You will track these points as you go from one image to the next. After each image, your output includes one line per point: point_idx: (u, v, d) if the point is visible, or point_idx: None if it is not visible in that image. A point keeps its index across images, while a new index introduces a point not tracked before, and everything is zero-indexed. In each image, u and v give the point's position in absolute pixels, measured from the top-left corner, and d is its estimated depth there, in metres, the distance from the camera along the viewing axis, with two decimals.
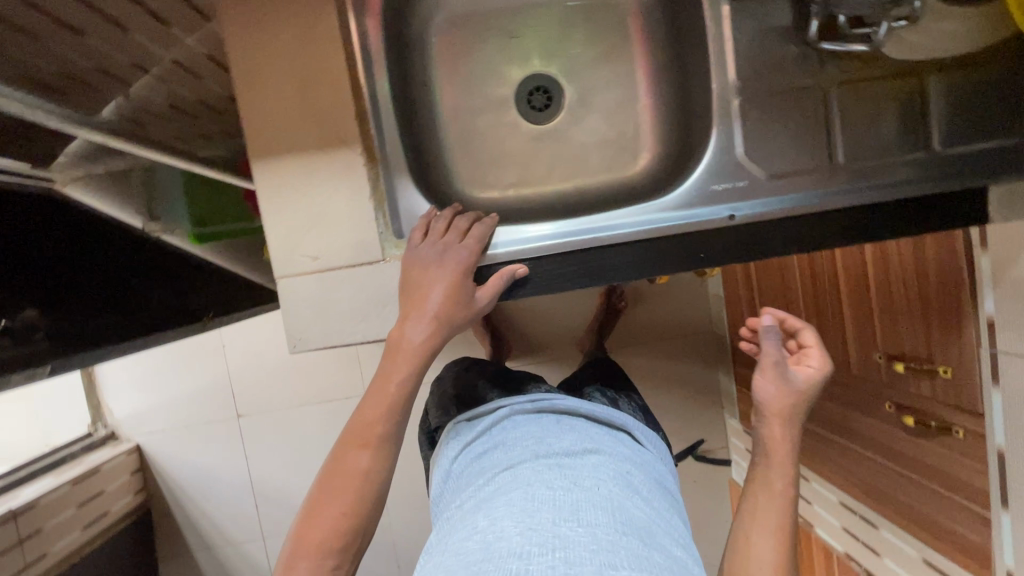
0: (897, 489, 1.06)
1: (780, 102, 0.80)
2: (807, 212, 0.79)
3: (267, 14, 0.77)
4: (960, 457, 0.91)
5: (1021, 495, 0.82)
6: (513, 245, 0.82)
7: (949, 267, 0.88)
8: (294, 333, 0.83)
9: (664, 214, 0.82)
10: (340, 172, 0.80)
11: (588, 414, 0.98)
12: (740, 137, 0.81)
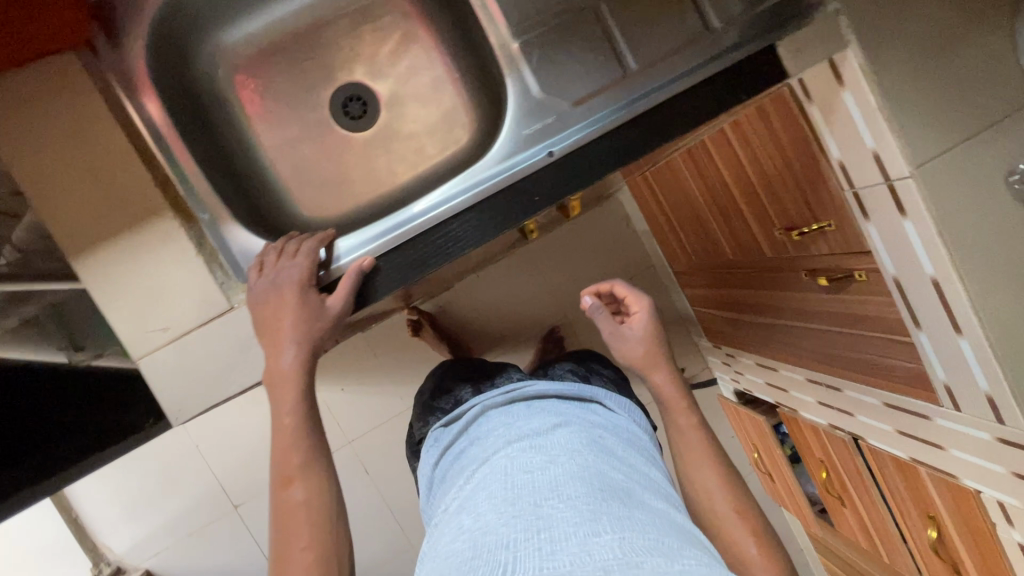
0: (861, 346, 1.27)
1: (559, 32, 1.04)
2: (615, 123, 1.00)
3: (59, 144, 1.01)
4: (875, 296, 1.14)
5: (923, 313, 1.03)
6: (351, 252, 1.06)
7: (793, 133, 1.12)
8: (172, 407, 1.07)
9: (483, 168, 1.04)
10: (165, 249, 1.04)
11: (558, 395, 1.43)
12: (534, 77, 1.07)
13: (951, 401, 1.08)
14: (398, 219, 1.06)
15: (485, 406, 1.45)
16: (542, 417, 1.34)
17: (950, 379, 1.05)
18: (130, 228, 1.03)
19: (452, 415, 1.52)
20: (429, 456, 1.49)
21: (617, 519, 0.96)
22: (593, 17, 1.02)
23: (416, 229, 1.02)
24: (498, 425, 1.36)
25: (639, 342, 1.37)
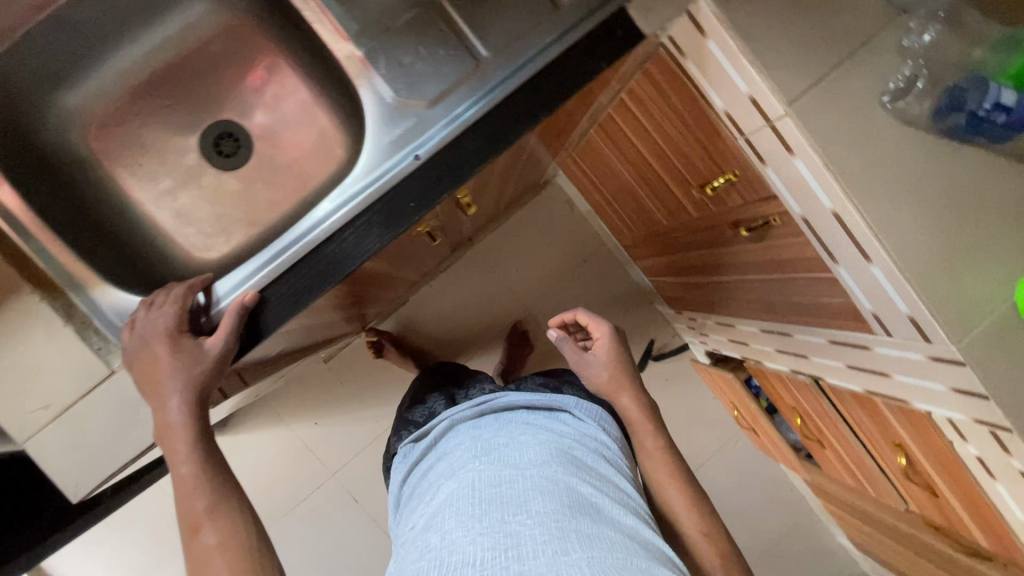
0: (885, 515, 1.22)
1: (749, 26, 0.63)
2: (903, 218, 0.65)
3: None
4: (906, 488, 1.03)
5: (901, 492, 1.05)
6: (229, 284, 0.60)
7: (755, 251, 0.91)
8: (69, 483, 0.67)
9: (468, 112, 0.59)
10: (19, 326, 0.66)
11: (526, 405, 0.91)
12: (732, 63, 0.65)
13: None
14: (281, 240, 0.60)
15: (455, 419, 0.92)
16: (508, 429, 0.84)
17: None
18: None
19: (422, 429, 0.97)
20: (396, 471, 0.93)
21: (608, 553, 0.62)
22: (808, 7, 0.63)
23: (294, 258, 0.59)
24: (472, 434, 0.86)
25: (736, 398, 1.42)
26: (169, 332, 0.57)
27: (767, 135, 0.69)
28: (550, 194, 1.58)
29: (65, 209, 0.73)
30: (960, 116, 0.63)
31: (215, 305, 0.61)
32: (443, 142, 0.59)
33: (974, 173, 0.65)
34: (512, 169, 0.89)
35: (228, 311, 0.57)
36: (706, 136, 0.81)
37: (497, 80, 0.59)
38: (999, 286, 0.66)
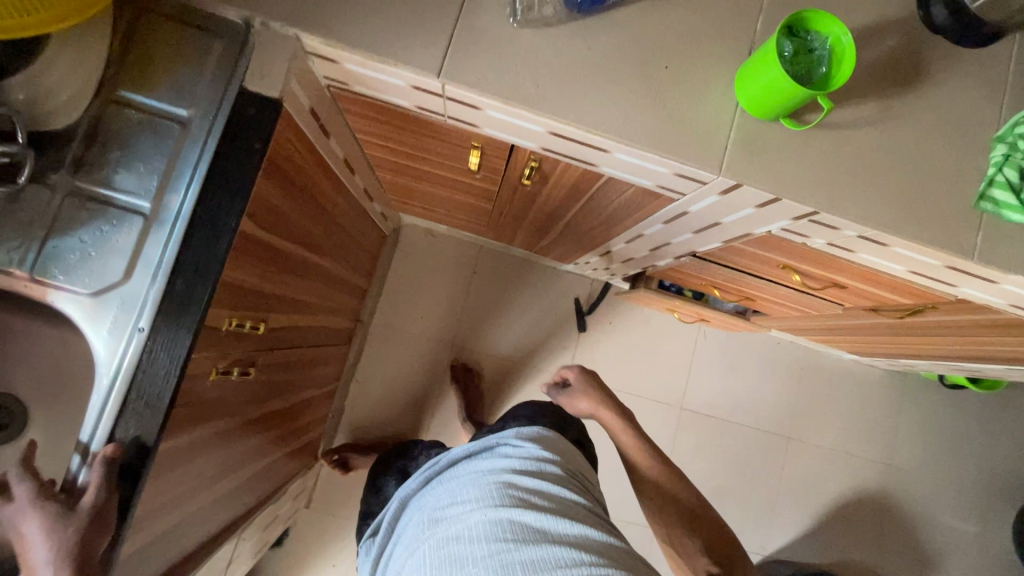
0: (841, 319, 1.21)
1: (361, 40, 0.63)
2: (602, 106, 0.66)
3: None
4: (825, 290, 1.03)
5: (827, 294, 1.05)
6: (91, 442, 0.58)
7: (551, 187, 0.91)
8: None
9: (166, 264, 0.59)
10: None
11: (470, 451, 0.78)
12: (378, 72, 0.67)
13: (939, 285, 0.84)
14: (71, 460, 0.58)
15: (403, 498, 0.79)
16: (450, 487, 0.71)
17: (1002, 304, 0.83)
18: None
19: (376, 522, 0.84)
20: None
21: None
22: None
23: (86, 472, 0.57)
24: (419, 505, 0.74)
25: (666, 302, 1.42)
26: (42, 522, 0.53)
27: (453, 106, 0.70)
28: (406, 236, 1.59)
29: None
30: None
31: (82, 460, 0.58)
32: (157, 301, 0.59)
33: (630, 32, 0.67)
34: (297, 261, 0.89)
35: (96, 472, 0.56)
36: (430, 131, 0.82)
37: (173, 220, 0.60)
38: (718, 108, 0.68)
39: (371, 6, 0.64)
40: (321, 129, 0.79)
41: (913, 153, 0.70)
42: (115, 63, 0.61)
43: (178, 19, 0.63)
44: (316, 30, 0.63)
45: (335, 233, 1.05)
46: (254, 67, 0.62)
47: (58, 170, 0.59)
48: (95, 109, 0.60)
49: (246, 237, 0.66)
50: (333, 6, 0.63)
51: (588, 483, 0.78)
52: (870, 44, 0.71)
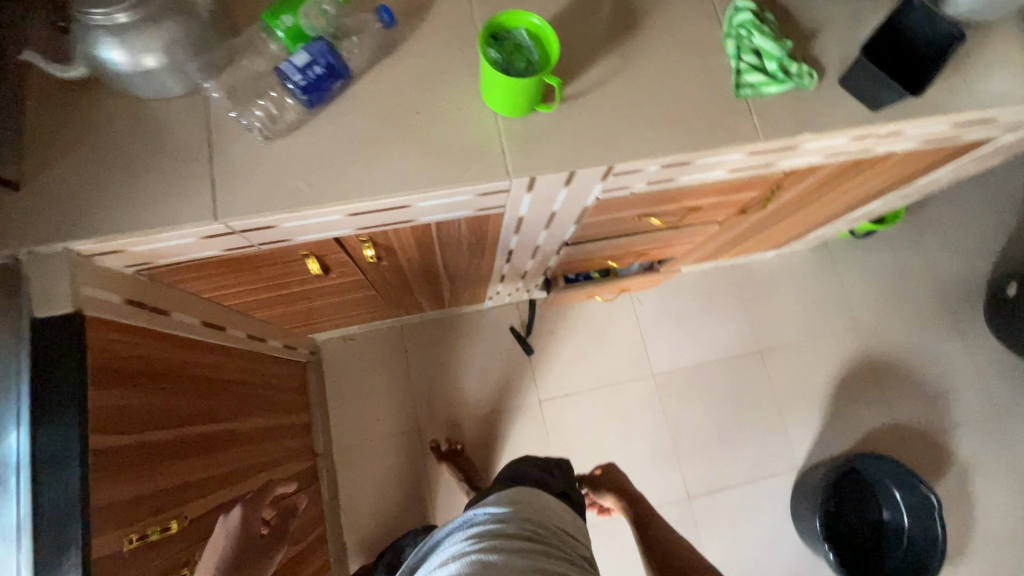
0: (729, 231, 1.27)
1: (129, 220, 0.64)
2: (379, 169, 0.69)
3: None
4: (689, 216, 1.08)
5: (694, 218, 1.10)
6: None
7: (400, 250, 0.93)
8: None
9: (25, 521, 0.57)
10: None
11: (453, 527, 0.76)
12: (163, 241, 0.68)
13: (763, 169, 0.89)
14: None
15: None
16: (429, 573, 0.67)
17: (820, 159, 0.89)
18: None
19: None
20: None
21: None
22: (149, 164, 0.66)
23: None
24: None
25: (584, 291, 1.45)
26: None
27: (252, 234, 0.71)
28: (328, 353, 1.58)
29: None
30: (293, 88, 0.67)
31: None
32: (32, 562, 0.56)
33: (373, 99, 0.70)
34: (200, 440, 0.86)
35: None
36: (259, 262, 0.83)
37: (13, 475, 0.58)
38: (480, 122, 0.71)
39: (126, 189, 0.65)
40: (155, 309, 0.79)
41: (663, 79, 0.76)
42: None
43: None
44: (82, 233, 0.64)
45: (240, 392, 1.03)
46: (36, 295, 0.62)
47: None
48: None
49: (108, 451, 0.64)
50: (90, 205, 0.64)
51: (564, 534, 0.76)
52: (584, 10, 0.78)
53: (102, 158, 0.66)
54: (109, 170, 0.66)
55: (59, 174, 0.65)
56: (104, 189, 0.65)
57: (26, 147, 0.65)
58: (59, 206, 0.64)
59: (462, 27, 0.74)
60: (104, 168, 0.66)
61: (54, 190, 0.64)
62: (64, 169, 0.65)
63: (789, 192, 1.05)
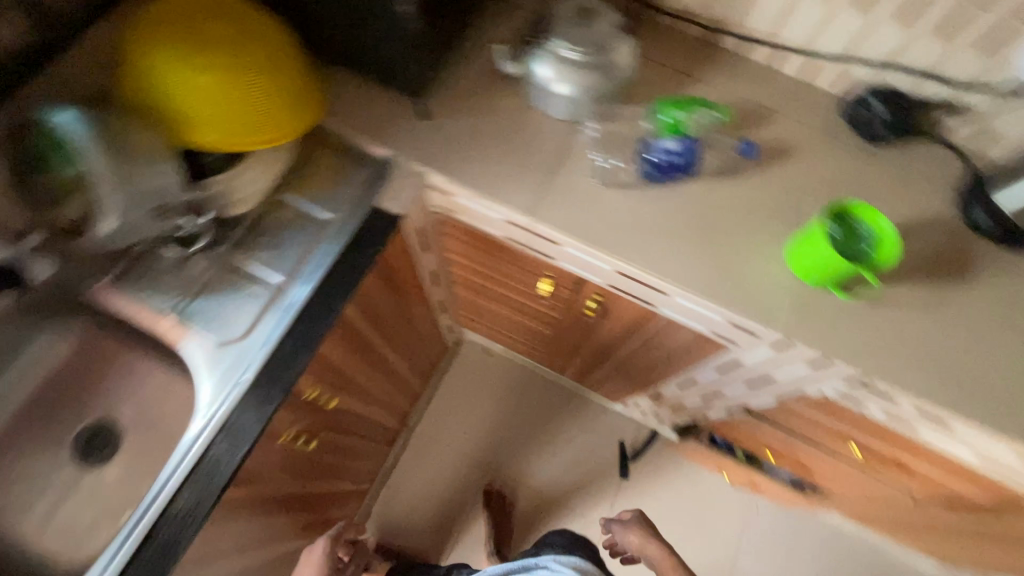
0: (912, 510, 1.11)
1: (473, 176, 0.79)
2: (668, 254, 0.76)
3: None
4: (890, 468, 0.98)
5: (891, 474, 1.00)
6: (168, 470, 0.65)
7: (611, 320, 0.98)
8: None
9: (280, 329, 0.71)
10: None
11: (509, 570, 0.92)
12: (478, 206, 0.82)
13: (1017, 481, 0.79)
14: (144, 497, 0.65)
15: None
16: None
17: None
18: None
19: None
20: None
21: None
22: (511, 148, 0.81)
23: (151, 512, 0.63)
24: None
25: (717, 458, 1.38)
26: None
27: (534, 239, 0.82)
28: (464, 351, 1.67)
29: None
30: (645, 161, 0.79)
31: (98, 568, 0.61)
32: (264, 359, 0.70)
33: (695, 201, 0.79)
34: (375, 355, 0.98)
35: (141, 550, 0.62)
36: (511, 258, 0.94)
37: (294, 294, 0.73)
38: (772, 270, 0.76)
39: (485, 156, 0.80)
40: (422, 245, 0.94)
41: (970, 336, 0.73)
42: (286, 173, 0.80)
43: (342, 148, 0.83)
44: (439, 168, 0.79)
45: (408, 338, 1.15)
46: (385, 193, 0.80)
47: (223, 245, 0.75)
48: (263, 203, 0.79)
49: (345, 321, 0.78)
50: (457, 152, 0.80)
51: None
52: (922, 235, 0.79)
53: (484, 125, 0.82)
54: (483, 137, 0.81)
55: (452, 120, 0.82)
56: (471, 147, 0.81)
57: (446, 90, 0.83)
58: (438, 141, 0.81)
59: (801, 189, 0.80)
60: (481, 133, 0.81)
61: (441, 129, 0.81)
62: (458, 119, 0.82)
63: (1016, 527, 0.90)
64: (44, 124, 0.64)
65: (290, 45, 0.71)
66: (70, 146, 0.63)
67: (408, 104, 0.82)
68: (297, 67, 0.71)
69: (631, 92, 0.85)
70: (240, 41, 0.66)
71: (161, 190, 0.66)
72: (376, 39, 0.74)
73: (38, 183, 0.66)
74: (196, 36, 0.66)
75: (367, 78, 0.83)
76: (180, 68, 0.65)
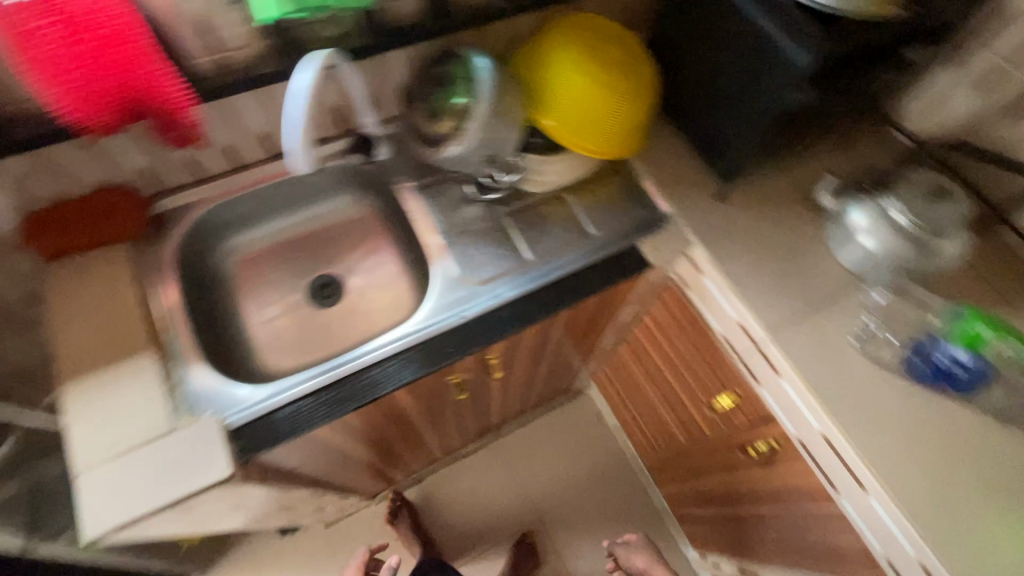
0: None
1: (737, 269, 0.80)
2: (891, 455, 0.69)
3: (64, 279, 0.73)
4: None
5: None
6: (372, 347, 0.75)
7: (768, 475, 0.90)
8: (86, 520, 0.60)
9: (509, 295, 0.79)
10: (123, 377, 0.67)
11: None
12: (721, 298, 0.82)
13: None
14: (341, 355, 0.75)
15: None
16: None
17: None
18: (105, 362, 0.68)
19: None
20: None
21: None
22: (785, 266, 0.81)
23: (342, 370, 0.73)
24: None
25: None
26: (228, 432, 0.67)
27: (756, 356, 0.80)
28: (581, 403, 1.65)
29: (202, 305, 0.82)
30: (919, 360, 0.72)
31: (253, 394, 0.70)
32: (486, 310, 0.77)
33: (949, 424, 0.71)
34: (538, 358, 1.03)
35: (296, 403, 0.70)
36: (709, 358, 0.92)
37: (534, 275, 0.80)
38: (1006, 546, 0.65)
39: (755, 259, 0.81)
40: (639, 297, 0.97)
41: None
42: (577, 180, 0.89)
43: (635, 186, 0.90)
44: (706, 245, 0.82)
45: (562, 361, 1.18)
46: (651, 239, 0.85)
47: (504, 206, 0.86)
48: (547, 193, 0.88)
49: (554, 319, 0.83)
50: (734, 243, 0.82)
51: None
52: None
53: (770, 234, 0.83)
54: (763, 243, 0.83)
55: (741, 213, 0.85)
56: (747, 245, 0.82)
57: (750, 186, 0.87)
58: (722, 225, 0.84)
59: None
60: (763, 238, 0.83)
61: (730, 217, 0.84)
62: (748, 214, 0.85)
63: None
64: (457, 61, 0.76)
65: (644, 92, 0.81)
66: (472, 85, 0.74)
67: (714, 182, 0.87)
68: (640, 112, 0.81)
69: (936, 283, 0.79)
70: (611, 75, 0.78)
71: (498, 146, 0.77)
72: (730, 120, 0.80)
73: (431, 92, 0.77)
74: (587, 55, 0.79)
75: (691, 143, 0.90)
76: (561, 74, 0.78)
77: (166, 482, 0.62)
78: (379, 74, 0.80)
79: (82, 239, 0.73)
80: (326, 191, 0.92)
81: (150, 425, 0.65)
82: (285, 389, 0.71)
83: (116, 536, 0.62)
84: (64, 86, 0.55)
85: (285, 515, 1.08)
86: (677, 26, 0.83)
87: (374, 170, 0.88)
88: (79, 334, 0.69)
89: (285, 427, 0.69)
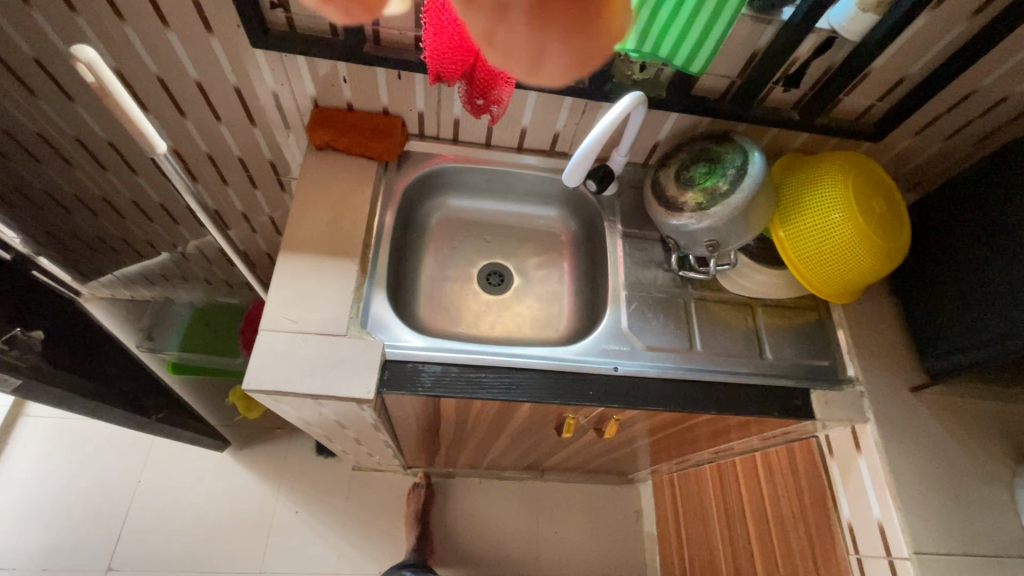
0: None
1: (902, 468, 0.75)
2: None
3: (321, 167, 0.83)
4: None
5: None
6: (526, 351, 0.76)
7: None
8: (250, 369, 0.67)
9: (667, 371, 0.78)
10: (328, 268, 0.75)
11: None
12: (872, 488, 0.76)
13: None
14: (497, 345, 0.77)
15: None
16: None
17: None
18: (322, 249, 0.77)
19: None
20: None
21: None
22: (952, 492, 0.75)
23: (493, 358, 0.74)
24: None
25: None
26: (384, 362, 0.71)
27: (879, 567, 0.74)
28: (626, 491, 1.59)
29: (401, 240, 0.90)
30: None
31: (418, 343, 0.74)
32: (641, 374, 0.77)
33: None
34: (636, 436, 1.00)
35: (448, 366, 0.73)
36: (814, 536, 0.86)
37: (698, 366, 0.79)
38: None
39: (924, 470, 0.76)
40: (769, 440, 0.92)
41: None
42: (773, 299, 0.87)
43: (829, 332, 0.86)
44: (881, 431, 0.78)
45: (649, 449, 1.14)
46: (828, 391, 0.80)
47: (693, 290, 0.87)
48: (740, 297, 0.87)
49: (695, 416, 0.80)
50: (908, 441, 0.77)
51: None
52: None
53: (948, 453, 0.77)
54: (939, 458, 0.77)
55: (929, 418, 0.80)
56: (921, 450, 0.77)
57: (949, 397, 0.82)
58: (903, 418, 0.79)
59: None
60: (940, 453, 0.77)
61: (913, 413, 0.80)
62: (936, 423, 0.79)
63: None
64: (732, 148, 0.78)
65: (894, 257, 0.77)
66: (739, 176, 0.75)
67: (912, 374, 0.83)
68: (880, 272, 0.77)
69: None
70: (871, 226, 0.75)
71: (726, 237, 0.77)
72: (972, 326, 0.75)
73: (690, 162, 0.80)
74: (857, 197, 0.76)
75: (905, 324, 0.87)
76: (821, 204, 0.76)
77: (321, 376, 0.68)
78: (652, 125, 0.84)
79: (351, 144, 0.83)
80: (539, 196, 0.98)
81: (329, 321, 0.72)
82: (442, 348, 0.74)
83: (259, 396, 0.69)
84: (436, 45, 0.61)
85: (344, 444, 1.13)
86: (955, 211, 0.79)
87: (593, 201, 0.93)
88: (314, 218, 0.79)
89: (427, 380, 0.72)
